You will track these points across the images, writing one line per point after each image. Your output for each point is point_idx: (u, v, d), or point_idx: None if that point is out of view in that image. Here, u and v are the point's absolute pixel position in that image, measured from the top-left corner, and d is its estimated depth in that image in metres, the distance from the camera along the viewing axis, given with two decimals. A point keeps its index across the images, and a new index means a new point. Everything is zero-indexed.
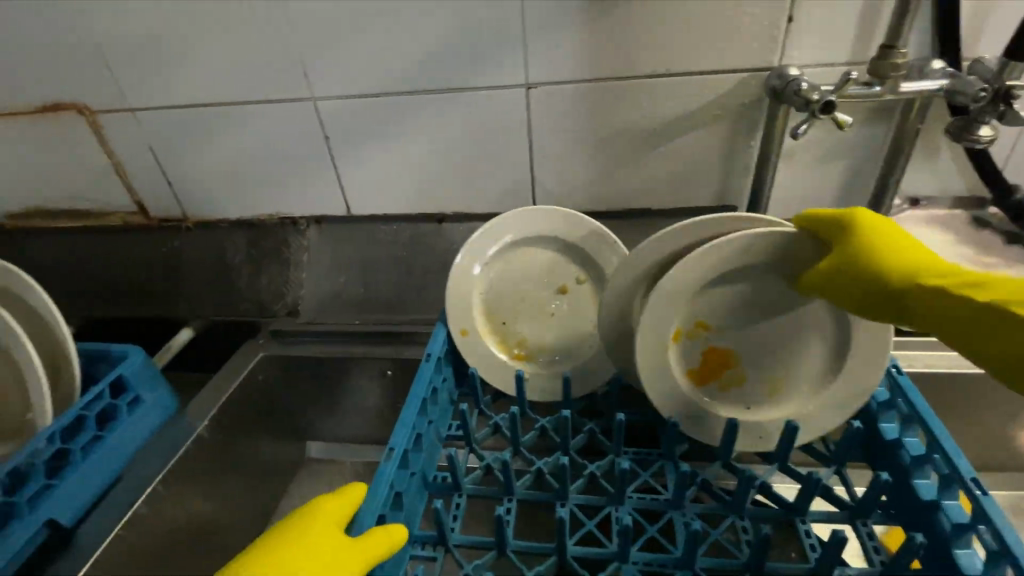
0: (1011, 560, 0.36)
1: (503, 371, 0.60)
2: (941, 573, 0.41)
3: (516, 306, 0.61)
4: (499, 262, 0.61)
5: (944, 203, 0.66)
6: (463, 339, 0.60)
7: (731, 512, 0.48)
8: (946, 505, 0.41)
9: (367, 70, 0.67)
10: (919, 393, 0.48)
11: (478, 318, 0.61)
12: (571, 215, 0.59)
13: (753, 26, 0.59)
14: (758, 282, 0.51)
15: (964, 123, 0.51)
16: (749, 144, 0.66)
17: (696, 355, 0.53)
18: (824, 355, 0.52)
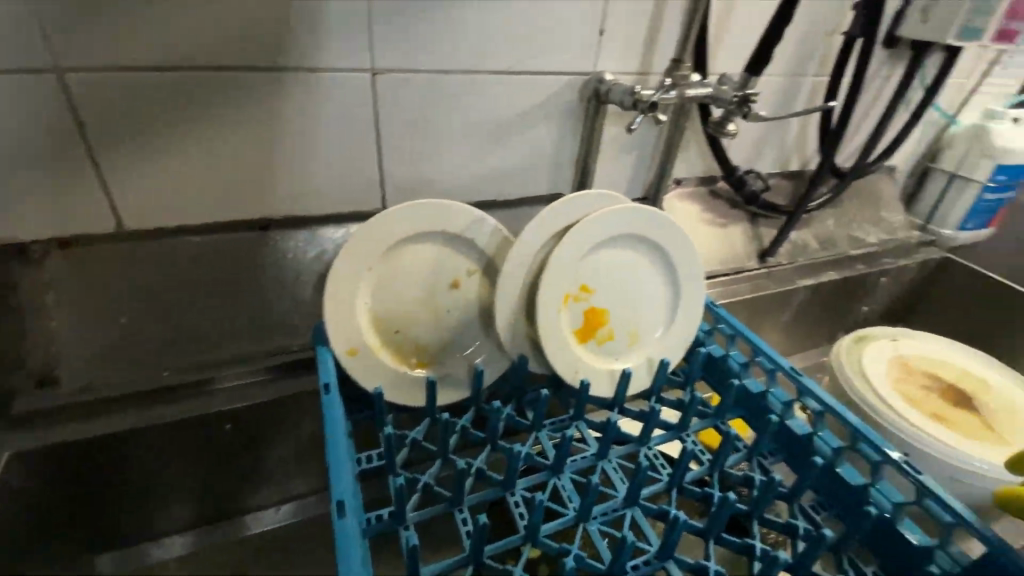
0: (825, 412, 0.54)
1: (408, 382, 0.55)
2: (780, 437, 0.56)
3: (406, 310, 0.56)
4: (379, 264, 0.54)
5: (692, 180, 0.89)
6: (355, 359, 0.53)
7: (643, 446, 0.56)
8: (773, 390, 0.58)
9: (148, 37, 0.50)
10: (733, 317, 0.66)
11: (366, 331, 0.54)
12: (453, 205, 0.54)
13: (577, 34, 0.67)
14: (618, 245, 0.61)
15: (720, 121, 0.71)
16: (574, 139, 0.75)
17: (581, 315, 0.60)
18: (669, 299, 0.64)
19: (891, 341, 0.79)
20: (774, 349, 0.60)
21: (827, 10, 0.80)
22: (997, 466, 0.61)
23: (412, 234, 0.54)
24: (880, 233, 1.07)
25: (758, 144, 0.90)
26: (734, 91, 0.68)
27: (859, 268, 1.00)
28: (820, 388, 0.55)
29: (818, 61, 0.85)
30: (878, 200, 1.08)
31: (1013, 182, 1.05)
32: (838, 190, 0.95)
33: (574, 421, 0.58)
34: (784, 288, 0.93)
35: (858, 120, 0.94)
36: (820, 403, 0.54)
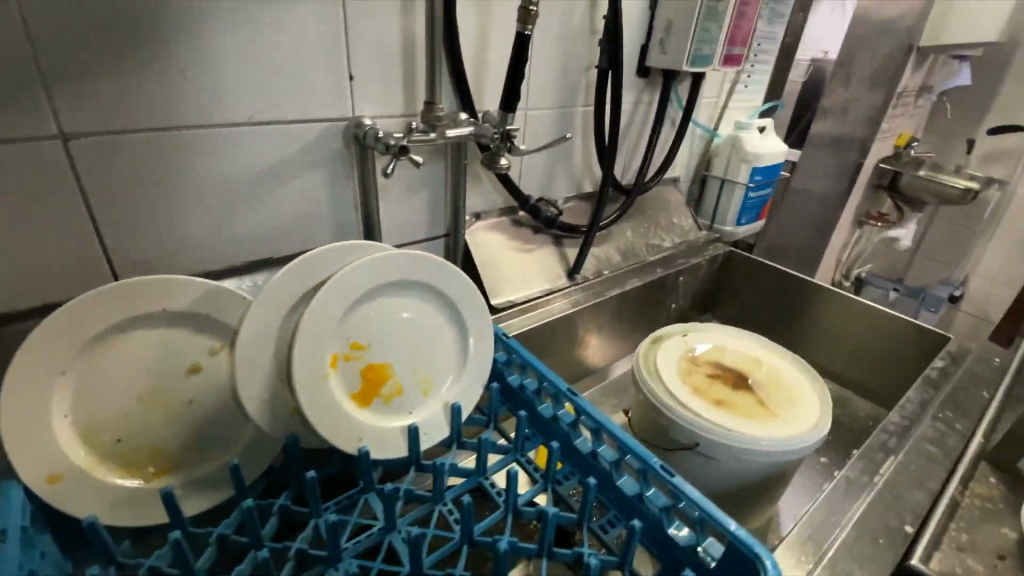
0: (600, 428, 0.54)
1: (141, 497, 0.47)
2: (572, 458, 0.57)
3: (128, 413, 0.47)
4: (80, 365, 0.45)
5: (491, 213, 0.91)
6: (57, 487, 0.44)
7: (436, 503, 0.53)
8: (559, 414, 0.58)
9: None
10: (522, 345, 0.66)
11: (71, 450, 0.45)
12: (166, 280, 0.47)
13: (323, 80, 0.64)
14: (389, 294, 0.58)
15: (491, 156, 0.74)
16: (349, 184, 0.72)
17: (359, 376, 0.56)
18: (456, 340, 0.63)
19: (680, 336, 0.88)
20: (555, 372, 0.60)
21: (579, 47, 0.87)
22: (766, 439, 0.69)
23: (116, 322, 0.46)
24: (672, 237, 1.21)
25: (546, 172, 0.97)
26: (495, 127, 0.71)
27: (657, 272, 1.12)
28: (594, 405, 0.56)
29: (583, 92, 0.92)
30: (666, 208, 1.22)
31: (766, 181, 1.24)
32: (625, 206, 1.04)
33: (364, 492, 0.53)
34: (592, 301, 0.99)
35: (629, 141, 1.05)
36: (595, 421, 0.55)
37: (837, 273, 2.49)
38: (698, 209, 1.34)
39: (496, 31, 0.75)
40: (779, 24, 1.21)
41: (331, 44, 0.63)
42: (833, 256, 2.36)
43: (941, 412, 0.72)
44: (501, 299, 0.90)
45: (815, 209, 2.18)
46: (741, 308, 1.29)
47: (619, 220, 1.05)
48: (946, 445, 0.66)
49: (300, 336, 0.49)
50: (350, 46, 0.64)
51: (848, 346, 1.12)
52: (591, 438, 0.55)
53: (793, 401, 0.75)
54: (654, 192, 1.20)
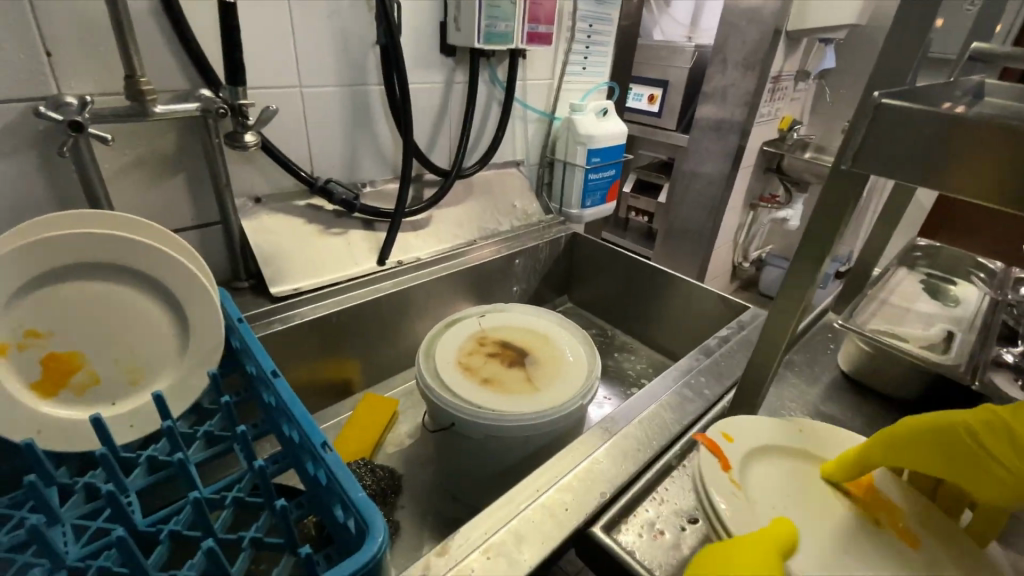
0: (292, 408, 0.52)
1: None
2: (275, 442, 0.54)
3: None
4: None
5: (279, 197, 0.88)
6: None
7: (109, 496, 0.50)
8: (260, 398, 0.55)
9: None
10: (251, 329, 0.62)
11: None
12: None
13: (4, 57, 0.59)
14: (72, 278, 0.54)
15: (233, 134, 0.70)
16: (71, 170, 0.67)
17: (38, 365, 0.53)
18: (175, 325, 0.59)
19: (476, 318, 0.87)
20: (268, 354, 0.58)
21: (355, 23, 0.84)
22: (515, 415, 0.68)
23: None
24: (511, 220, 1.19)
25: (346, 154, 0.93)
26: (224, 101, 0.68)
27: (489, 255, 1.09)
28: (289, 386, 0.54)
29: (374, 70, 0.89)
30: (505, 190, 1.20)
31: (606, 162, 1.25)
32: (443, 187, 1.02)
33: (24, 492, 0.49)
34: (402, 286, 0.95)
35: (443, 122, 1.03)
36: (286, 401, 0.52)
37: (738, 254, 2.55)
38: (548, 192, 1.33)
39: None
40: (610, 5, 1.23)
41: (9, 15, 0.58)
42: (730, 237, 2.42)
43: (695, 378, 0.74)
44: (284, 287, 0.84)
45: (707, 192, 2.23)
46: (591, 290, 1.29)
47: (431, 206, 1.03)
48: (682, 412, 0.67)
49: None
50: (36, 20, 0.59)
51: (679, 323, 1.14)
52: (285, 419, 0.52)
53: (561, 377, 0.75)
54: (492, 174, 1.19)
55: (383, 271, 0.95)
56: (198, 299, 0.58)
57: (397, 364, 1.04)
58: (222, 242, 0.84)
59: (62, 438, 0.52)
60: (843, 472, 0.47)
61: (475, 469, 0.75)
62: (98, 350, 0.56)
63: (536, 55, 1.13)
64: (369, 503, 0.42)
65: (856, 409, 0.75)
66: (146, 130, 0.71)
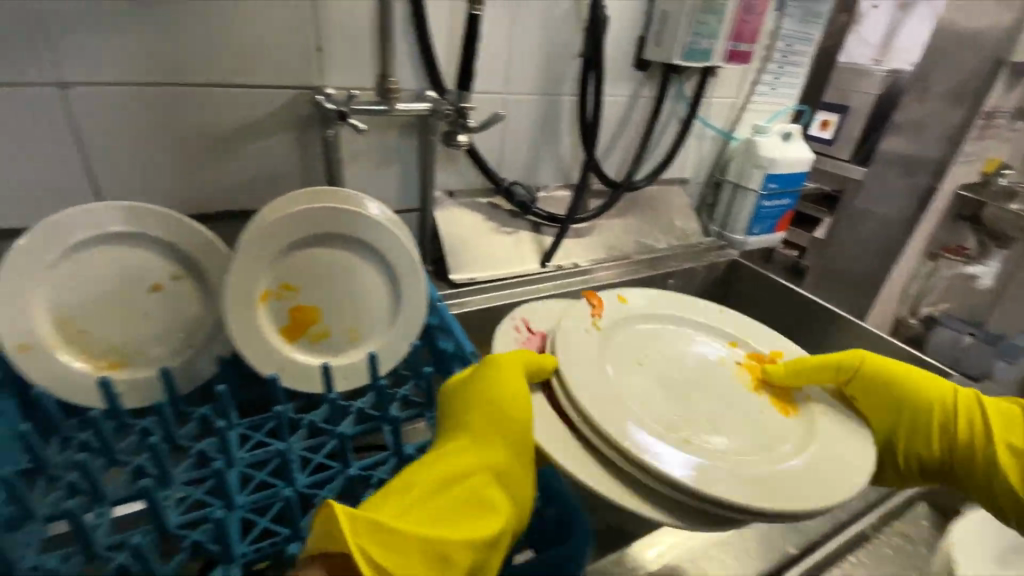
0: None
1: (77, 383, 0.56)
2: None
3: (87, 307, 0.57)
4: (57, 265, 0.55)
5: (466, 191, 0.95)
6: (24, 353, 0.54)
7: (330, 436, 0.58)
8: None
9: None
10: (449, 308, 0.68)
11: (41, 328, 0.55)
12: (146, 208, 0.58)
13: (290, 53, 0.71)
14: (320, 245, 0.63)
15: (449, 133, 0.77)
16: (317, 151, 0.79)
17: (288, 314, 0.63)
18: (389, 296, 0.66)
19: None
20: (465, 334, 0.62)
21: (564, 33, 0.87)
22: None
23: (79, 233, 0.56)
24: (671, 238, 1.15)
25: (530, 158, 0.97)
26: (450, 103, 0.75)
27: (645, 270, 1.07)
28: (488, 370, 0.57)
29: (571, 79, 0.92)
30: (669, 208, 1.16)
31: (783, 190, 1.17)
32: (613, 198, 1.02)
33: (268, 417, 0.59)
34: (561, 289, 0.97)
35: (624, 134, 1.03)
36: None
37: (904, 308, 2.22)
38: (710, 215, 1.27)
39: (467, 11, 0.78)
40: (814, 23, 1.14)
41: (301, 18, 0.69)
42: (899, 289, 2.11)
43: None
44: (460, 275, 0.91)
45: (877, 234, 1.95)
46: None
47: (598, 216, 1.03)
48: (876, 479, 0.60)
49: (230, 269, 0.57)
50: (318, 23, 0.70)
51: None
52: None
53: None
54: (659, 190, 1.16)
55: (545, 272, 0.98)
56: (412, 278, 0.65)
57: None
58: (414, 227, 0.93)
59: (299, 378, 0.62)
60: (785, 373, 0.60)
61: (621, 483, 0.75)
62: (331, 309, 0.65)
63: (726, 73, 1.09)
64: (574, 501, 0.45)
65: None
66: (376, 121, 0.81)
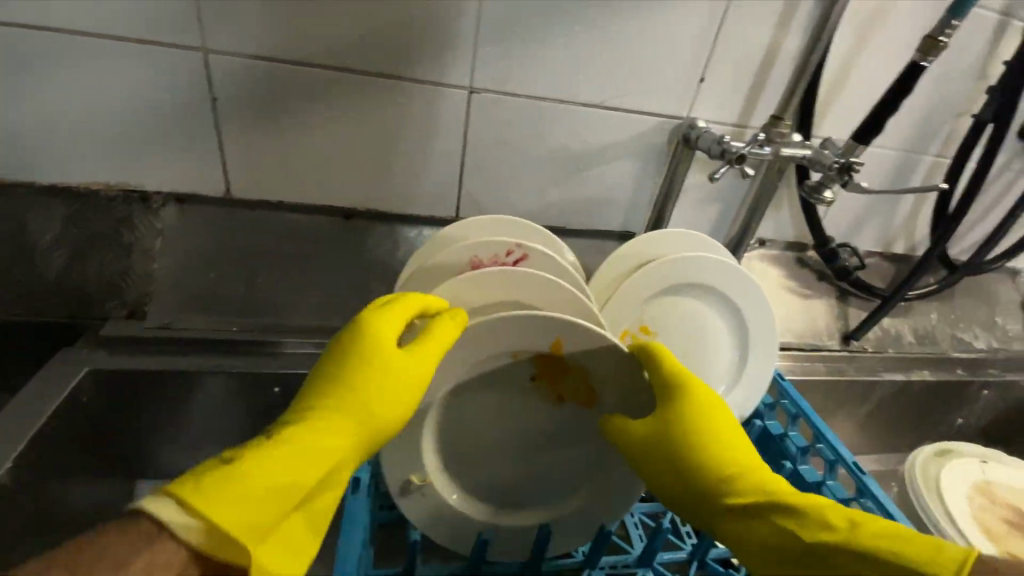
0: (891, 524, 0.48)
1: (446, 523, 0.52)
2: None
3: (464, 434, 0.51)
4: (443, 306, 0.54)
5: (779, 244, 0.84)
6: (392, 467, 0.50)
7: (671, 507, 0.54)
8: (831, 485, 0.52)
9: (303, 30, 0.57)
10: (799, 394, 0.59)
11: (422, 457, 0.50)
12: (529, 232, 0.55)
13: (673, 80, 0.66)
14: (680, 293, 0.58)
15: (815, 186, 0.67)
16: (653, 182, 0.74)
17: None
18: (733, 364, 0.61)
19: (980, 463, 0.70)
20: (840, 439, 0.52)
21: (955, 89, 0.74)
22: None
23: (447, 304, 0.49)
24: (990, 339, 0.94)
25: (858, 220, 0.84)
26: (836, 157, 0.64)
27: (959, 372, 0.88)
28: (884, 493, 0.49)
29: (943, 140, 0.78)
30: (992, 302, 0.96)
31: None
32: (949, 282, 0.84)
33: None
34: (868, 377, 0.82)
35: (973, 210, 0.85)
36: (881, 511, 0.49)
37: None
38: None
39: (864, 55, 0.68)
40: None
41: (698, 47, 0.64)
42: None
43: None
44: None
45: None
46: None
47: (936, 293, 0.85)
48: None
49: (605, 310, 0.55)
50: (713, 53, 0.65)
51: None
52: None
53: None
54: (985, 277, 0.95)
55: (848, 353, 0.85)
56: (768, 346, 0.59)
57: None
58: None
59: None
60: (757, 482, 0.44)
61: None
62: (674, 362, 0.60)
63: None
64: None
65: None
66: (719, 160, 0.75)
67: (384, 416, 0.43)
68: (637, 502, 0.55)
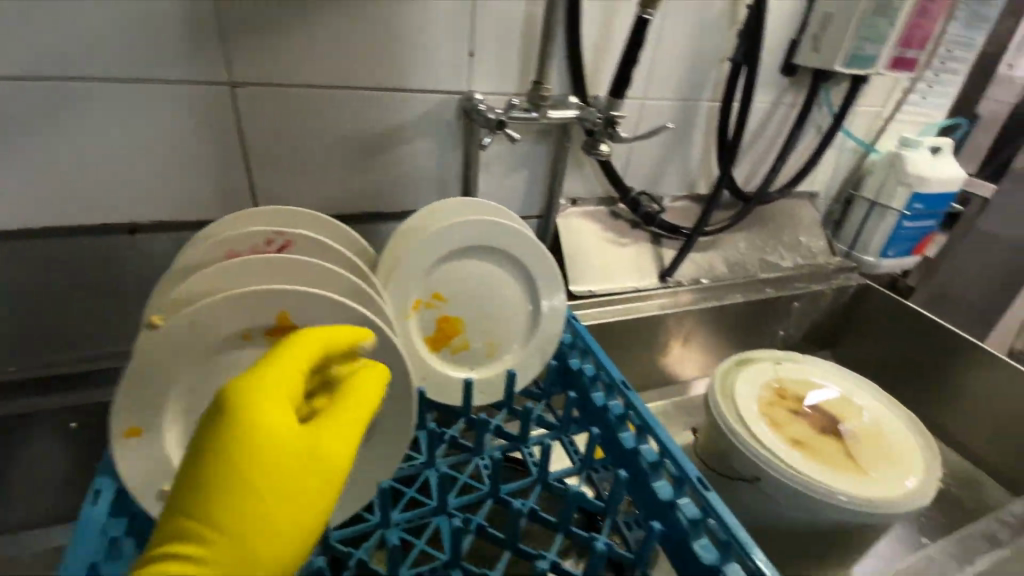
0: (651, 428, 0.53)
1: None
2: (612, 450, 0.56)
3: None
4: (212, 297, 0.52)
5: (592, 200, 0.91)
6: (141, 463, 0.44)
7: (475, 456, 0.57)
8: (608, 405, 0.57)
9: (12, 41, 0.53)
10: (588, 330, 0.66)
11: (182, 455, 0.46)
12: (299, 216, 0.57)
13: (443, 55, 0.69)
14: (467, 258, 0.62)
15: (593, 141, 0.73)
16: (454, 156, 0.77)
17: (435, 323, 0.61)
18: (529, 315, 0.65)
19: (772, 364, 0.79)
20: (614, 362, 0.59)
21: (711, 38, 0.81)
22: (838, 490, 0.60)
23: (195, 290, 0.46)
24: (795, 257, 1.06)
25: (657, 167, 0.93)
26: (600, 111, 0.71)
27: (767, 290, 1.00)
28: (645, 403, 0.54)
29: (712, 85, 0.87)
30: (794, 223, 1.08)
31: (928, 211, 1.06)
32: (741, 213, 0.95)
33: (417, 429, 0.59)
34: (683, 307, 0.93)
35: (756, 145, 0.96)
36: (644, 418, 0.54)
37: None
38: (835, 232, 1.17)
39: (618, 15, 0.74)
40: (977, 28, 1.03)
41: (457, 21, 0.67)
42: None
43: None
44: (582, 287, 0.89)
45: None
46: (868, 354, 1.10)
47: (727, 229, 0.97)
48: None
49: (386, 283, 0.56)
50: (473, 25, 0.68)
51: (998, 423, 0.92)
52: (636, 435, 0.54)
53: (890, 461, 0.65)
54: (785, 203, 1.07)
55: (666, 289, 0.94)
56: (553, 295, 0.65)
57: (646, 382, 1.02)
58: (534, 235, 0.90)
59: (440, 390, 0.60)
60: None
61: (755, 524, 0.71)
62: (473, 322, 0.63)
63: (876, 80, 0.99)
64: (758, 562, 0.42)
65: None
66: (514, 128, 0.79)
67: (323, 452, 0.35)
68: (443, 458, 0.57)
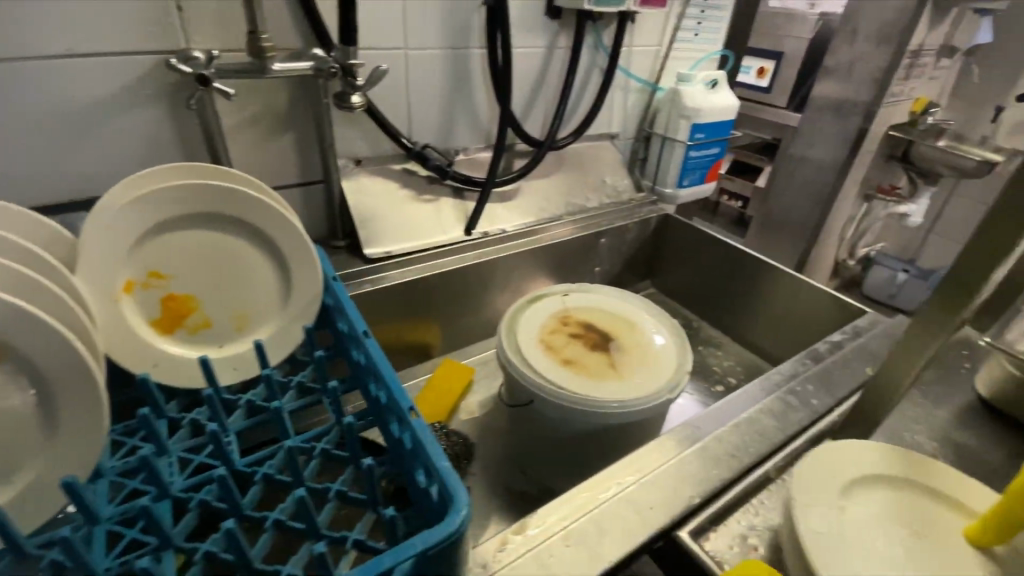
0: (382, 371, 0.52)
1: None
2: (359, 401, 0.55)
3: None
4: None
5: (380, 160, 0.90)
6: None
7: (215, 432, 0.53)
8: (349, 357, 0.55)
9: None
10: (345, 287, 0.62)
11: None
12: None
13: (143, 11, 0.62)
14: (186, 228, 0.58)
15: (342, 94, 0.71)
16: (196, 122, 0.71)
17: (160, 304, 0.57)
18: (278, 281, 0.62)
19: (560, 297, 0.83)
20: (357, 312, 0.58)
21: None
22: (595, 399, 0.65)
23: None
24: (600, 196, 1.12)
25: (442, 120, 0.92)
26: (337, 61, 0.68)
27: (573, 231, 1.04)
28: (378, 348, 0.53)
29: (478, 31, 0.87)
30: (598, 164, 1.13)
31: (711, 140, 1.15)
32: (535, 159, 0.98)
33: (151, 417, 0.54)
34: (486, 257, 0.94)
35: (538, 92, 0.98)
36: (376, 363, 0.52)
37: (841, 251, 2.18)
38: (642, 169, 1.24)
39: None
40: None
41: None
42: (836, 235, 2.08)
43: (801, 386, 0.67)
44: (378, 249, 0.87)
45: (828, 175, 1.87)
46: (679, 278, 1.20)
47: (521, 178, 0.99)
48: (785, 420, 0.62)
49: (78, 266, 0.51)
50: None
51: (774, 321, 1.04)
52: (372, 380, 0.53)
53: (648, 367, 0.71)
54: (586, 146, 1.12)
55: (472, 241, 0.95)
56: (304, 260, 0.61)
57: (473, 334, 1.04)
58: (322, 201, 0.87)
59: (173, 373, 0.56)
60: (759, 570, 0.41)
61: (551, 448, 0.74)
62: (211, 297, 0.59)
63: (647, 18, 1.04)
64: (453, 474, 0.42)
65: (991, 441, 0.64)
66: (263, 88, 0.74)
67: None
68: (177, 442, 0.53)
